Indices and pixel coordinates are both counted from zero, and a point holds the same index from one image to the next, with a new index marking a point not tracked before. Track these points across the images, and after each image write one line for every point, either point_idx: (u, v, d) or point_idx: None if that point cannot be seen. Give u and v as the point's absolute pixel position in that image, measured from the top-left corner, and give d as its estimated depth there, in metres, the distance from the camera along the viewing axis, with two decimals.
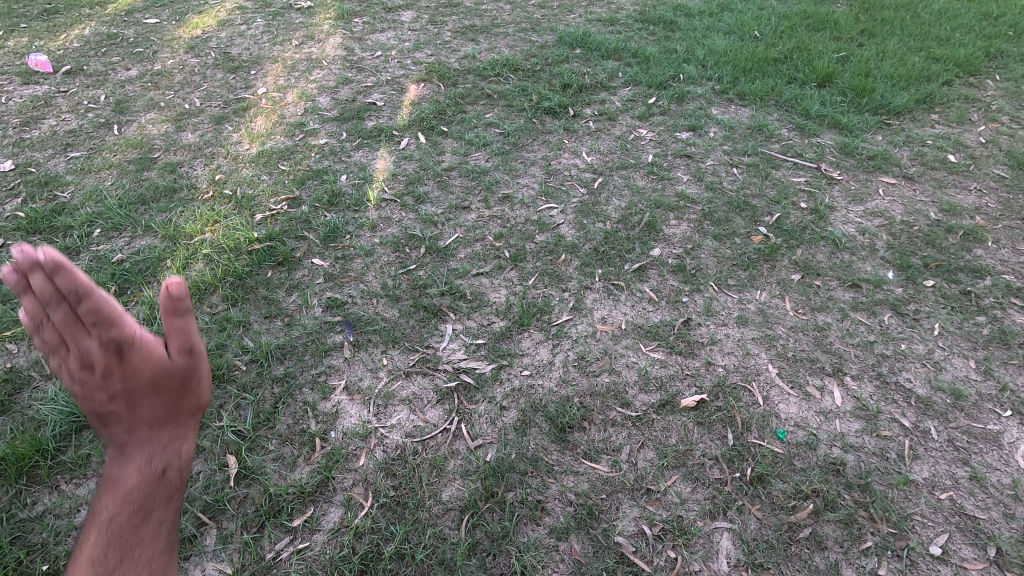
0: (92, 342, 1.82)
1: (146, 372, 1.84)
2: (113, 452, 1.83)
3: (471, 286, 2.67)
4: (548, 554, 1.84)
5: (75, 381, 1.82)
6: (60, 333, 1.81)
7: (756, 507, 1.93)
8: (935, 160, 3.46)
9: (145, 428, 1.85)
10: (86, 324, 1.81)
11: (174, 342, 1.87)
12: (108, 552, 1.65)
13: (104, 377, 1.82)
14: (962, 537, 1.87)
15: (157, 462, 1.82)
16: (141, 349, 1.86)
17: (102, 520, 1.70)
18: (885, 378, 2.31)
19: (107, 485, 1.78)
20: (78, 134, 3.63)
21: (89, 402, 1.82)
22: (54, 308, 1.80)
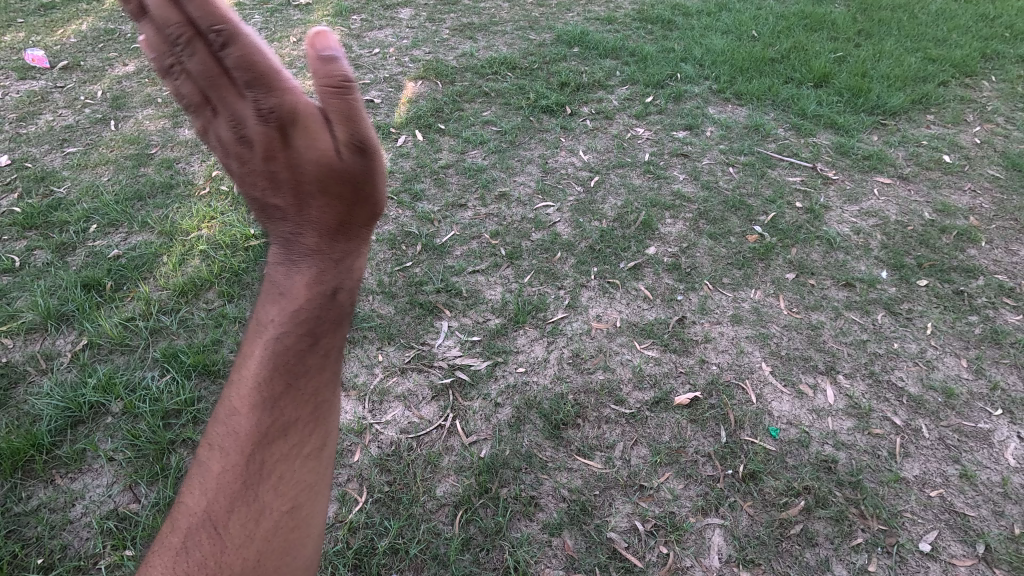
0: (258, 97, 1.02)
1: (309, 167, 1.03)
2: (284, 226, 1.06)
3: (466, 284, 2.69)
4: (542, 549, 1.85)
5: (245, 156, 1.08)
6: (242, 97, 1.04)
7: (748, 503, 1.95)
8: (930, 160, 3.47)
9: (309, 233, 1.04)
10: (237, 85, 1.03)
11: (336, 122, 1.00)
12: (266, 383, 0.92)
13: (265, 159, 1.05)
14: (952, 534, 1.89)
15: (325, 279, 1.00)
16: (263, 124, 1.03)
17: (263, 345, 0.94)
18: (877, 376, 2.33)
19: (272, 283, 1.01)
20: (75, 130, 3.63)
21: (234, 168, 1.11)
22: (224, 69, 1.02)
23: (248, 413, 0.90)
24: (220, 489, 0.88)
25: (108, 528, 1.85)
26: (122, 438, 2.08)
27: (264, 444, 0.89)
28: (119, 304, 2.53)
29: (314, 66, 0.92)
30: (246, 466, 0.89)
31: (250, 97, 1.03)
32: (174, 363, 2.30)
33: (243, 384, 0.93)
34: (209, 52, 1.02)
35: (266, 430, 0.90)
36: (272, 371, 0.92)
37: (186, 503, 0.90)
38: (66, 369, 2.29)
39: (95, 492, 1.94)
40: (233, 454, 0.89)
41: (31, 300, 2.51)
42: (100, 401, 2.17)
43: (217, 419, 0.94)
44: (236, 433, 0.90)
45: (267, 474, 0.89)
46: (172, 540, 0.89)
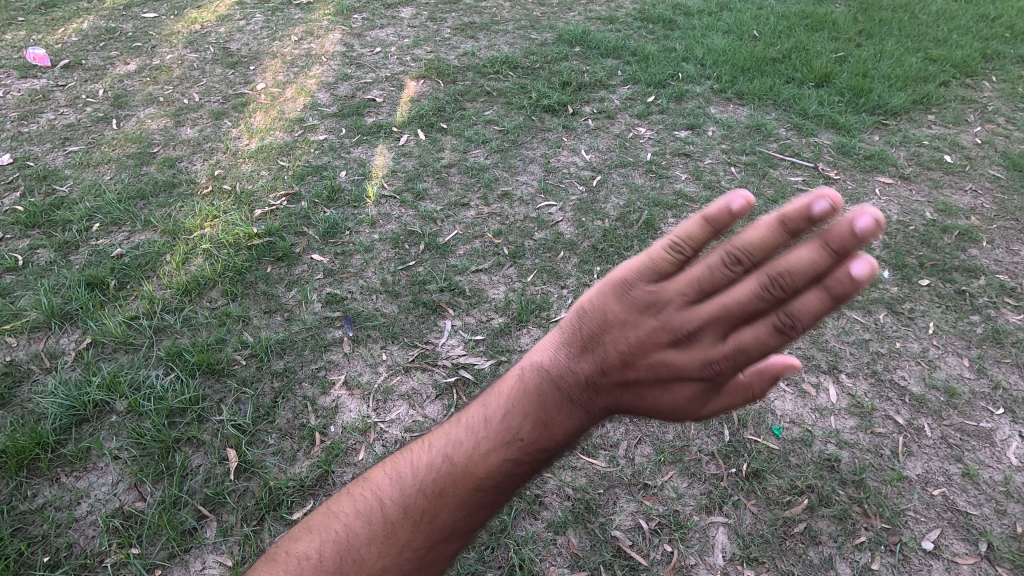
0: (731, 356, 0.81)
1: (669, 395, 0.87)
2: (582, 363, 0.87)
3: (469, 283, 2.69)
4: (546, 548, 1.86)
5: (650, 310, 0.82)
6: (729, 300, 0.79)
7: (752, 501, 1.96)
8: (931, 160, 3.48)
9: (609, 390, 0.87)
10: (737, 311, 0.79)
11: (724, 399, 0.88)
12: (483, 491, 0.87)
13: (659, 365, 0.84)
14: (955, 533, 1.90)
15: (577, 440, 0.90)
16: (702, 350, 0.82)
17: (506, 453, 0.86)
18: (880, 375, 2.34)
19: (539, 399, 0.88)
20: (76, 129, 3.62)
21: (635, 301, 0.83)
22: (768, 280, 0.77)
23: (456, 510, 0.86)
24: (393, 557, 0.86)
25: (114, 526, 1.85)
26: (127, 436, 2.08)
27: (446, 540, 0.87)
28: (123, 303, 2.53)
29: (757, 378, 0.85)
30: (423, 552, 0.87)
31: (726, 343, 0.81)
32: (179, 362, 2.30)
33: (465, 478, 0.87)
34: (796, 288, 0.76)
35: (452, 529, 0.87)
36: (491, 488, 0.87)
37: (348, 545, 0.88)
38: (71, 367, 2.30)
39: (101, 490, 1.95)
40: (420, 533, 0.87)
41: (34, 299, 2.51)
42: (105, 400, 2.17)
43: (410, 479, 0.89)
44: (432, 517, 0.86)
45: (433, 562, 0.88)
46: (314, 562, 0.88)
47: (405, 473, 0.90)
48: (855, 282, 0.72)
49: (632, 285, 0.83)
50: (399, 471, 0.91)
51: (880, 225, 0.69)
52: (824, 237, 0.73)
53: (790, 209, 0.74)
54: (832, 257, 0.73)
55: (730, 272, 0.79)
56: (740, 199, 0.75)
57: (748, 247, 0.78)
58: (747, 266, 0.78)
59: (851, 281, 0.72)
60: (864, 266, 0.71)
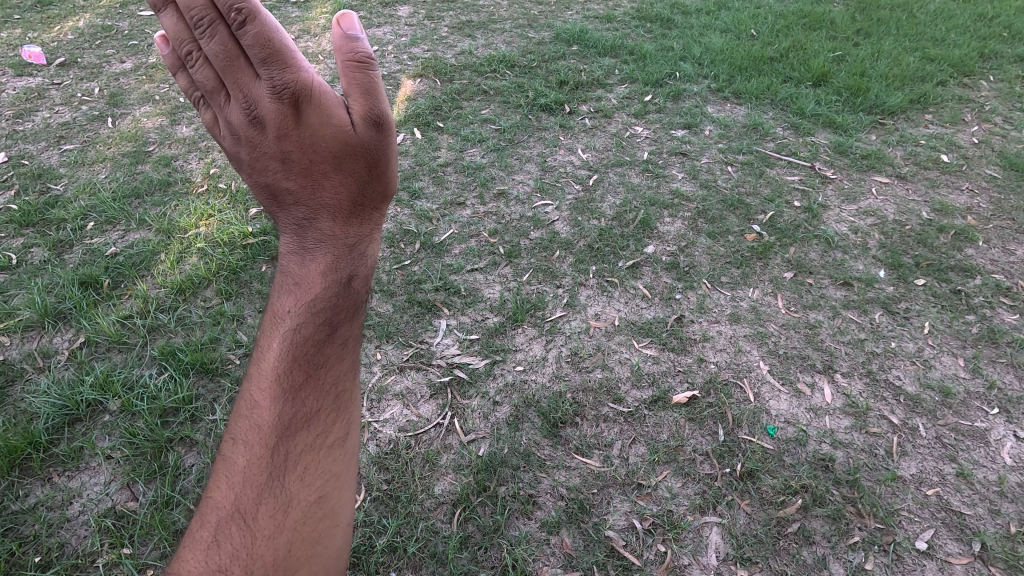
0: (270, 73, 0.90)
1: (320, 139, 0.93)
2: (286, 214, 0.97)
3: (465, 282, 2.68)
4: (539, 548, 1.86)
5: (236, 135, 0.96)
6: (225, 54, 0.90)
7: (746, 501, 1.95)
8: (928, 160, 3.48)
9: (304, 196, 0.96)
10: (227, 54, 0.90)
11: (352, 98, 0.93)
12: (285, 374, 0.90)
13: (278, 140, 0.93)
14: (948, 533, 1.89)
15: (340, 266, 0.94)
16: (263, 92, 0.91)
17: (284, 330, 0.91)
18: (875, 375, 2.34)
19: (284, 274, 0.96)
20: (72, 127, 3.61)
21: (231, 146, 0.98)
22: (212, 26, 0.89)
23: (271, 405, 0.89)
24: (248, 481, 0.89)
25: (106, 526, 1.85)
26: (120, 436, 2.08)
27: (289, 434, 0.89)
28: (117, 302, 2.53)
29: (339, 43, 0.90)
30: (270, 458, 0.89)
31: (262, 72, 0.90)
32: (172, 361, 2.29)
33: (263, 375, 0.92)
34: (214, 11, 0.89)
35: (289, 421, 0.89)
36: (289, 363, 0.90)
37: (218, 493, 0.91)
38: (63, 367, 2.29)
39: (93, 490, 1.94)
40: (259, 445, 0.89)
41: (28, 298, 2.51)
42: (98, 399, 2.17)
43: (240, 412, 0.93)
44: (260, 425, 0.89)
45: (294, 465, 0.89)
46: (201, 529, 0.90)
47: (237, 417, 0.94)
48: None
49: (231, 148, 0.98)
50: (237, 406, 0.95)
51: None
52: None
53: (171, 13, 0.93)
54: None
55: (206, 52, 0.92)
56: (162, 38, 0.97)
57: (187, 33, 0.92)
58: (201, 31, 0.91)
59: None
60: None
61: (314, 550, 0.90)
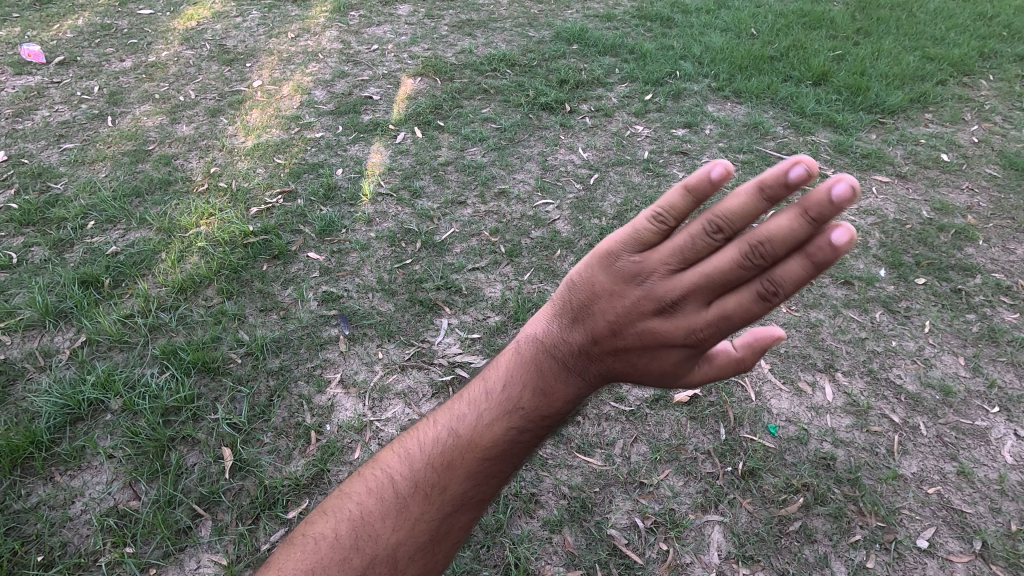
0: (709, 326, 0.82)
1: (658, 360, 0.89)
2: (574, 333, 0.92)
3: (466, 281, 2.68)
4: (542, 547, 1.86)
5: (636, 280, 0.84)
6: (711, 268, 0.79)
7: (748, 500, 1.96)
8: (928, 159, 3.48)
9: (602, 355, 0.91)
10: (717, 280, 0.80)
11: (704, 363, 0.92)
12: (489, 460, 0.91)
13: (646, 332, 0.86)
14: (949, 531, 1.90)
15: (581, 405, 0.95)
16: (686, 319, 0.83)
17: (509, 422, 0.91)
18: (876, 374, 2.34)
19: (536, 367, 0.92)
20: (72, 125, 3.61)
21: (622, 271, 0.85)
22: (748, 249, 0.77)
23: (463, 477, 0.91)
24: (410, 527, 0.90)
25: (108, 525, 1.85)
26: (122, 435, 2.08)
27: (459, 509, 0.92)
28: (118, 301, 2.53)
29: (745, 348, 0.90)
30: (437, 520, 0.91)
31: (711, 310, 0.82)
32: (174, 360, 2.29)
33: (467, 449, 0.91)
34: (777, 257, 0.76)
35: (461, 497, 0.91)
36: (500, 455, 0.91)
37: (370, 526, 0.91)
38: (65, 366, 2.29)
39: (95, 489, 1.94)
40: (433, 504, 0.90)
41: (29, 297, 2.50)
42: (100, 398, 2.17)
43: (421, 455, 0.93)
44: (443, 488, 0.91)
45: (448, 533, 0.92)
46: (332, 544, 0.90)
47: (413, 450, 0.95)
48: (836, 248, 0.72)
49: (617, 255, 0.86)
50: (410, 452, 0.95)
51: (855, 193, 0.68)
52: (804, 204, 0.73)
53: (768, 178, 0.74)
54: (810, 225, 0.73)
55: (712, 241, 0.79)
56: (719, 168, 0.76)
57: (731, 215, 0.77)
58: (729, 236, 0.78)
59: (832, 248, 0.72)
60: (844, 234, 0.71)
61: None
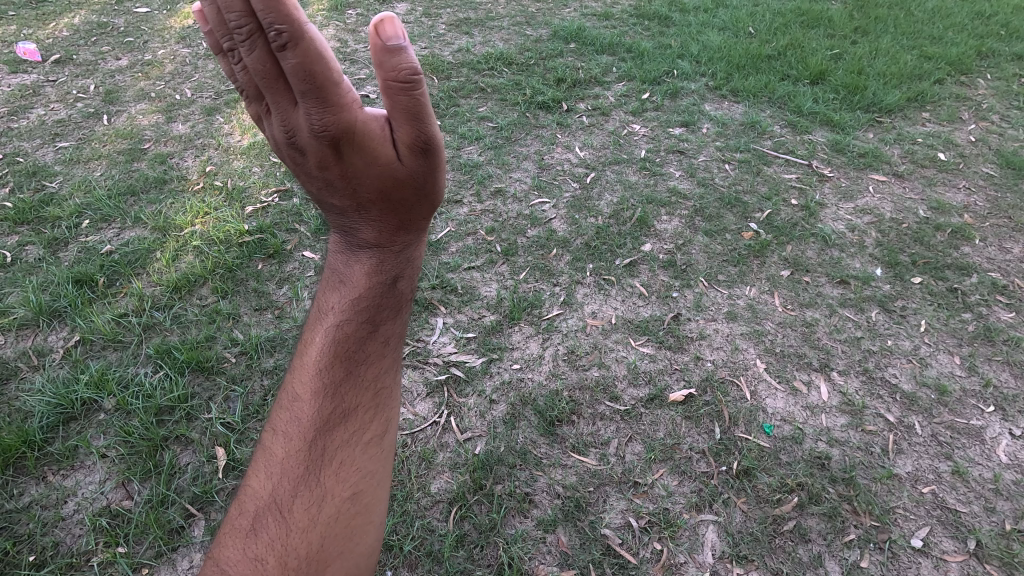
0: (310, 110, 0.86)
1: (358, 167, 0.94)
2: (337, 221, 1.05)
3: (462, 280, 2.68)
4: (535, 546, 1.86)
5: (277, 147, 0.96)
6: (256, 69, 0.87)
7: (742, 499, 1.96)
8: (925, 158, 3.48)
9: (367, 209, 1.00)
10: (265, 74, 0.87)
11: (398, 122, 0.91)
12: (326, 370, 1.01)
13: (318, 168, 0.95)
14: (944, 530, 1.90)
15: (386, 268, 1.05)
16: (300, 124, 0.90)
17: (329, 327, 1.02)
18: (871, 373, 2.34)
19: (335, 268, 1.08)
20: (67, 124, 3.60)
21: (273, 148, 0.98)
22: (250, 34, 0.83)
23: (313, 398, 1.00)
24: (286, 471, 0.98)
25: (101, 525, 1.84)
26: (115, 434, 2.07)
27: (326, 431, 0.99)
28: (112, 300, 2.52)
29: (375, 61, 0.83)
30: (310, 450, 0.98)
31: (298, 102, 0.87)
32: (168, 360, 2.28)
33: (306, 368, 1.03)
34: (249, 7, 0.80)
35: (326, 417, 0.99)
36: (333, 359, 1.01)
37: (255, 487, 1.00)
38: (58, 365, 2.28)
39: (88, 489, 1.94)
40: (298, 437, 0.99)
41: (22, 296, 2.49)
42: (93, 398, 2.16)
43: (283, 407, 1.04)
44: (302, 416, 1.00)
45: (329, 459, 0.98)
46: (239, 519, 0.99)
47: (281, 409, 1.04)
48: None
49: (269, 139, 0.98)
50: (280, 400, 1.06)
51: None
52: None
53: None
54: None
55: (236, 58, 0.88)
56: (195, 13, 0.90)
57: (219, 26, 0.86)
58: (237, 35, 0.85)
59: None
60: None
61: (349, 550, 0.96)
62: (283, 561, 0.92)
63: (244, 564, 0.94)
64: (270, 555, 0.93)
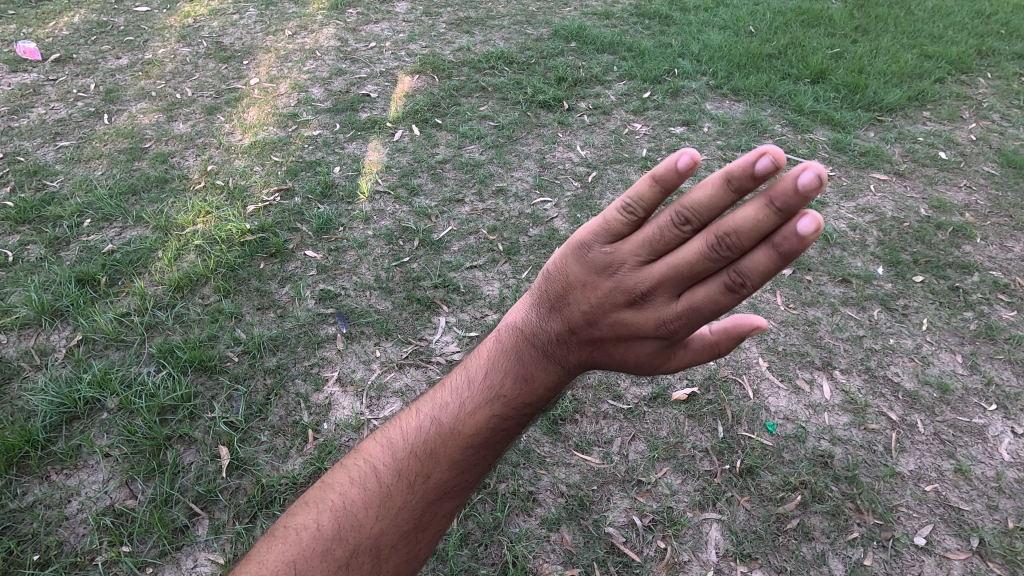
0: (676, 314, 0.84)
1: (631, 353, 0.92)
2: (552, 324, 0.95)
3: (464, 279, 2.68)
4: (540, 545, 1.86)
5: (608, 270, 0.86)
6: (680, 259, 0.81)
7: (745, 498, 1.96)
8: (926, 157, 3.48)
9: (579, 345, 0.93)
10: (681, 270, 0.81)
11: (681, 350, 0.92)
12: (472, 446, 0.93)
13: (621, 320, 0.88)
14: (947, 528, 1.90)
15: (551, 390, 0.96)
16: (656, 309, 0.85)
17: (491, 410, 0.94)
18: (873, 372, 2.34)
19: (517, 358, 0.97)
20: (68, 123, 3.59)
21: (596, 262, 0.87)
22: (714, 241, 0.77)
23: (448, 468, 0.92)
24: (394, 509, 0.92)
25: (104, 525, 1.84)
26: (118, 434, 2.07)
27: (442, 498, 0.93)
28: (114, 299, 2.51)
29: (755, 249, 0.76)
30: (420, 512, 0.92)
31: (678, 301, 0.83)
32: (170, 359, 2.28)
33: (453, 438, 0.93)
34: (744, 248, 0.77)
35: (439, 486, 0.93)
36: (476, 445, 0.93)
37: (343, 503, 0.93)
38: (61, 365, 2.28)
39: (91, 488, 1.93)
40: (416, 493, 0.92)
41: (25, 296, 2.49)
42: (96, 397, 2.16)
43: (401, 438, 0.96)
44: (426, 477, 0.92)
45: (429, 518, 0.93)
46: (312, 527, 0.92)
47: (397, 441, 0.96)
48: (801, 238, 0.72)
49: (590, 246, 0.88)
50: (396, 429, 0.99)
51: (822, 181, 0.68)
52: (769, 194, 0.73)
53: (726, 170, 0.75)
54: (775, 214, 0.73)
55: (681, 232, 0.80)
56: (686, 158, 0.76)
57: (698, 206, 0.78)
58: (697, 227, 0.80)
59: (797, 238, 0.73)
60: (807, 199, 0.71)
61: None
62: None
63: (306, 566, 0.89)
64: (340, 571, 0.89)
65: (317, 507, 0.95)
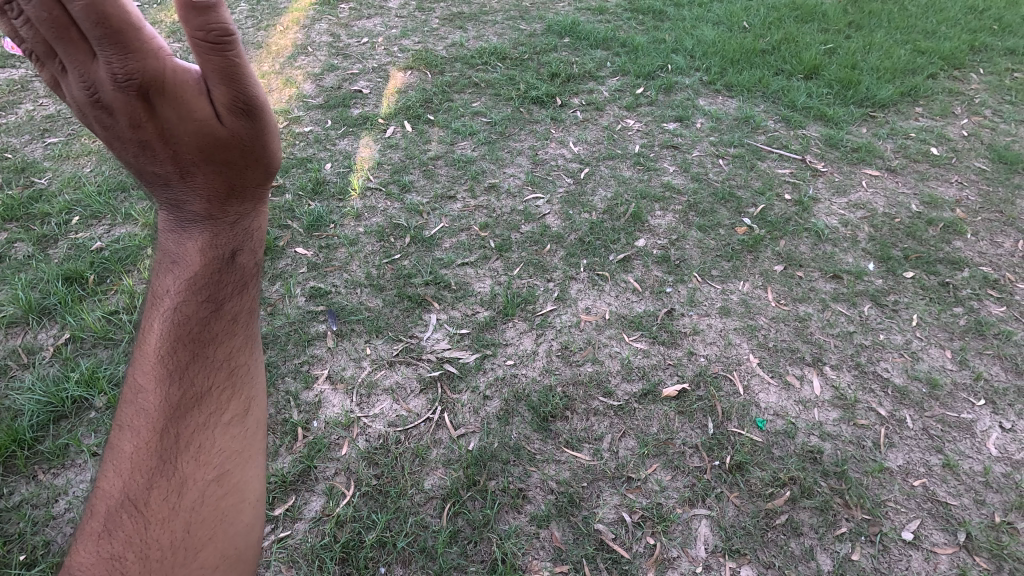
0: (107, 56, 0.84)
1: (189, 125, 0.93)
2: (182, 205, 1.01)
3: (455, 277, 2.67)
4: (529, 541, 1.86)
5: (81, 110, 0.91)
6: (27, 7, 0.81)
7: (735, 494, 1.96)
8: (918, 153, 3.49)
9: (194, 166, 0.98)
10: (51, 21, 0.81)
11: (212, 81, 0.91)
12: (167, 353, 0.95)
13: (130, 129, 0.92)
14: (934, 523, 1.91)
15: (220, 241, 1.02)
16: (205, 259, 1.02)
17: (161, 312, 0.96)
18: (863, 367, 2.35)
19: (165, 250, 1.03)
20: (56, 120, 3.56)
21: (77, 110, 0.92)
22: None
23: (155, 388, 0.94)
24: (135, 467, 0.92)
25: None
26: (105, 433, 2.06)
27: (177, 416, 0.93)
28: (102, 297, 2.50)
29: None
30: (161, 442, 0.93)
31: (94, 52, 0.84)
32: None
33: (145, 358, 0.96)
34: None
35: (177, 402, 0.93)
36: (171, 341, 0.95)
37: (100, 492, 0.94)
38: (48, 363, 2.26)
39: (79, 487, 1.93)
40: (144, 435, 0.93)
41: (11, 294, 2.47)
42: (84, 396, 2.15)
43: (123, 405, 0.96)
44: (144, 412, 0.94)
45: (184, 447, 0.93)
46: (92, 533, 0.94)
47: (122, 412, 0.96)
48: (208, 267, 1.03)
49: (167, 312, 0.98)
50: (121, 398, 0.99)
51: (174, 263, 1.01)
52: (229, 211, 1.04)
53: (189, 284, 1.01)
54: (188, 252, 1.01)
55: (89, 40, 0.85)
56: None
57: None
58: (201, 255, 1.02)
59: None
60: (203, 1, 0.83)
61: (223, 534, 0.94)
62: (143, 555, 0.91)
63: (100, 564, 0.92)
64: (132, 551, 0.91)
65: (94, 512, 0.95)
